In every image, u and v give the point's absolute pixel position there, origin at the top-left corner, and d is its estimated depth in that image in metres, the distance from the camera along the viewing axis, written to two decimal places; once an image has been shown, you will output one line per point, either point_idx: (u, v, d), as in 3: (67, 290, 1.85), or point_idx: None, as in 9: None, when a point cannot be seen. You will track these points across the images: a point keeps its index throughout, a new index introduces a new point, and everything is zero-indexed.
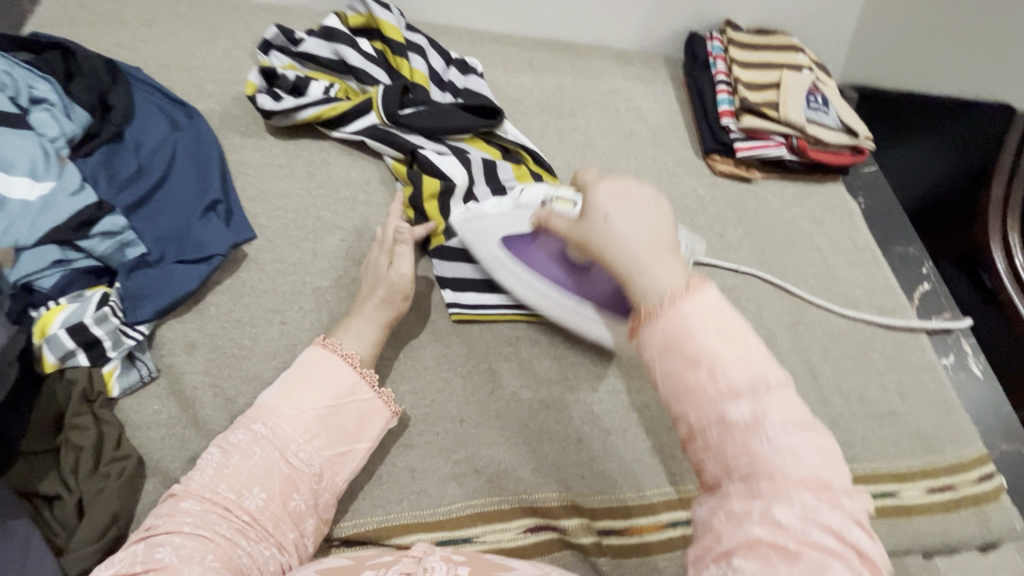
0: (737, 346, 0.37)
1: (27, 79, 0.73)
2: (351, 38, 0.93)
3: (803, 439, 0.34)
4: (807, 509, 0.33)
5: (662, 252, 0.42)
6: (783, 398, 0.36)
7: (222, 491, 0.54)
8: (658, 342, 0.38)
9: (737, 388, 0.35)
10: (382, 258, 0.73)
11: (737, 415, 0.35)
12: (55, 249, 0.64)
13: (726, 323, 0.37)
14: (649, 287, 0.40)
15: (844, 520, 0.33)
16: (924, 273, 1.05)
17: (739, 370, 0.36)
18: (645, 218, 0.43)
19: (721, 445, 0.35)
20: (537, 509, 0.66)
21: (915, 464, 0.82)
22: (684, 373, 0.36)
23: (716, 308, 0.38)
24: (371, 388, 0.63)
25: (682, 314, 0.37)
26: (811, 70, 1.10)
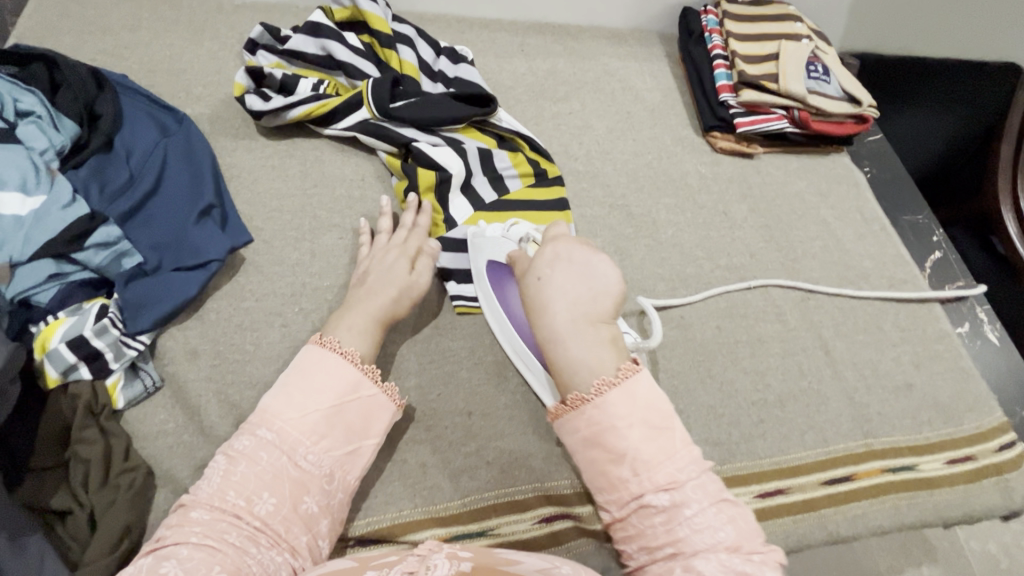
0: (658, 438, 0.54)
1: (12, 92, 0.72)
2: (338, 32, 0.91)
3: (712, 510, 0.51)
4: (719, 560, 0.48)
5: (591, 331, 0.58)
6: (701, 485, 0.52)
7: (231, 498, 0.53)
8: (585, 433, 0.56)
9: (656, 478, 0.52)
10: (404, 265, 0.72)
11: (656, 499, 0.52)
12: (50, 262, 0.62)
13: (650, 416, 0.55)
14: (583, 380, 0.56)
15: (752, 567, 0.48)
16: (935, 241, 1.03)
17: (658, 459, 0.53)
18: (585, 295, 0.58)
19: (646, 522, 0.52)
20: (551, 497, 0.66)
21: (934, 435, 0.81)
22: (611, 463, 0.55)
23: (641, 401, 0.55)
24: (375, 384, 0.62)
25: (609, 408, 0.54)
26: (810, 38, 1.07)
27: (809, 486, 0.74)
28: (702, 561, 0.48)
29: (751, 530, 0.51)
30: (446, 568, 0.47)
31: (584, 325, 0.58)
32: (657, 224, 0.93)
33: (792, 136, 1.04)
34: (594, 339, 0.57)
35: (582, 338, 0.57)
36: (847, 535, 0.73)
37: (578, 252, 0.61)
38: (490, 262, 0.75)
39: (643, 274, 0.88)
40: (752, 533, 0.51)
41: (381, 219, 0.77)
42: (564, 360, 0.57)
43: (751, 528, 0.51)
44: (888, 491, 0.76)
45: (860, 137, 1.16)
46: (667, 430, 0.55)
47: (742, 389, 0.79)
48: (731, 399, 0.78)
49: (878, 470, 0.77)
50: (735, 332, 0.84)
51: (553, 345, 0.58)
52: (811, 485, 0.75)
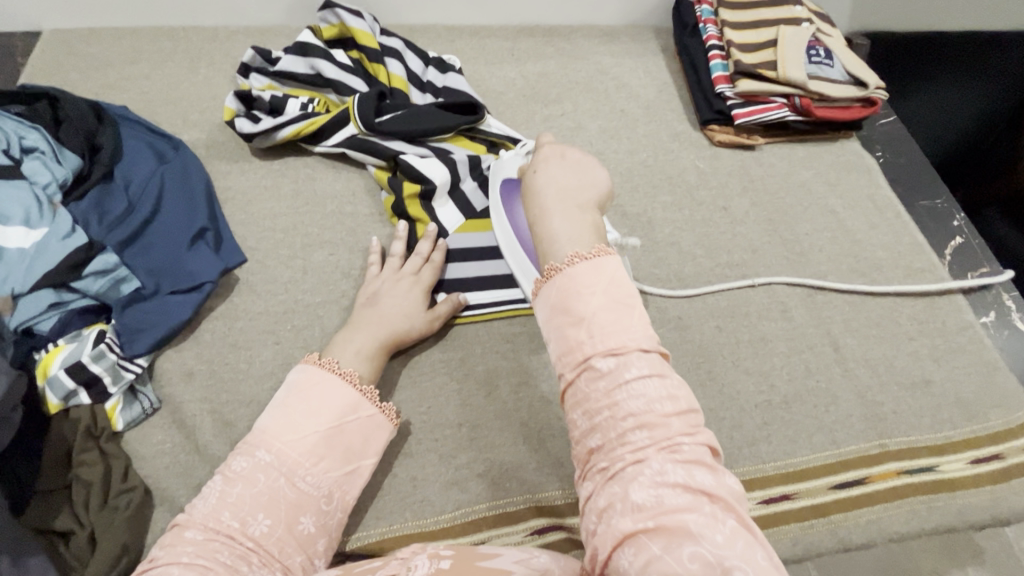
0: (619, 311, 0.51)
1: (18, 131, 0.76)
2: (325, 50, 0.92)
3: (653, 392, 0.48)
4: (652, 474, 0.45)
5: (577, 211, 0.58)
6: (648, 359, 0.49)
7: (225, 519, 0.53)
8: (556, 302, 0.52)
9: (607, 343, 0.49)
10: (419, 297, 0.73)
11: (604, 365, 0.49)
12: (50, 292, 0.65)
13: (613, 289, 0.52)
14: (559, 250, 0.55)
15: (691, 472, 0.45)
16: (956, 226, 0.97)
17: (611, 327, 0.50)
18: (574, 183, 0.60)
19: (590, 392, 0.49)
20: (543, 508, 0.65)
21: (956, 434, 0.76)
22: (570, 330, 0.51)
23: (608, 275, 0.52)
24: (374, 403, 0.62)
25: (576, 275, 0.52)
26: (811, 22, 1.02)
27: (817, 491, 0.71)
28: (638, 487, 0.45)
29: (692, 424, 0.48)
30: (426, 568, 0.47)
31: (570, 208, 0.58)
32: (653, 223, 0.91)
33: (795, 125, 1.00)
34: (579, 219, 0.57)
35: (565, 214, 0.57)
36: (862, 542, 0.69)
37: (578, 156, 0.62)
38: (505, 178, 0.79)
39: (639, 276, 0.86)
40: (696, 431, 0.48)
41: (394, 244, 0.77)
42: (544, 231, 0.57)
43: (693, 423, 0.48)
44: (904, 495, 0.72)
45: (871, 120, 1.10)
46: (629, 309, 0.51)
47: (745, 391, 0.77)
48: (733, 401, 0.76)
49: (893, 472, 0.73)
50: (737, 331, 0.81)
51: (538, 219, 0.58)
52: (820, 489, 0.71)
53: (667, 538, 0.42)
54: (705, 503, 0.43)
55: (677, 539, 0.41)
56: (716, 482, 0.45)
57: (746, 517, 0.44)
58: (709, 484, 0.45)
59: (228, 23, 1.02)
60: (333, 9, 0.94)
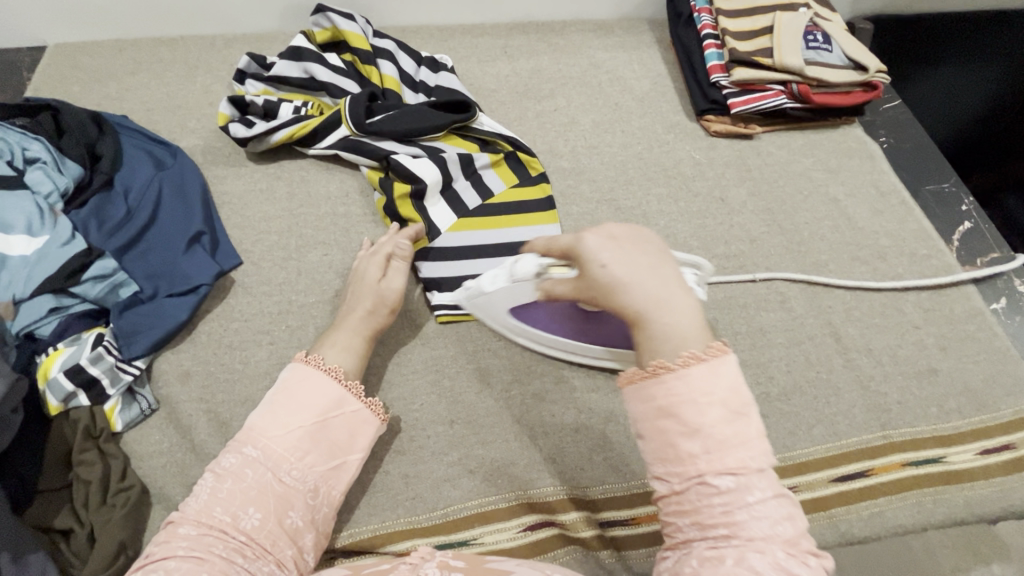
0: (735, 423, 0.42)
1: (21, 142, 0.77)
2: (318, 54, 0.93)
3: (777, 507, 0.40)
4: (776, 563, 0.39)
5: (678, 299, 0.45)
6: (770, 478, 0.41)
7: (217, 514, 0.54)
8: (664, 406, 0.42)
9: (725, 461, 0.41)
10: (373, 271, 0.73)
11: (722, 482, 0.41)
12: (50, 297, 0.67)
13: (731, 399, 0.42)
14: (665, 349, 0.43)
15: (811, 571, 0.39)
16: (965, 210, 0.94)
17: (731, 440, 0.41)
18: (651, 270, 0.45)
19: (703, 502, 0.41)
20: (535, 503, 0.65)
21: (964, 425, 0.74)
22: (680, 440, 0.42)
23: (727, 382, 0.42)
24: (358, 399, 0.63)
25: (690, 380, 0.42)
26: (809, 6, 1.00)
27: (817, 483, 0.70)
28: (757, 556, 0.39)
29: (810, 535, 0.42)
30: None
31: (669, 291, 0.45)
32: (648, 216, 0.90)
33: (794, 112, 0.98)
34: (681, 304, 0.44)
35: (669, 301, 0.44)
36: (864, 536, 0.68)
37: (629, 232, 0.48)
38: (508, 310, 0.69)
39: None
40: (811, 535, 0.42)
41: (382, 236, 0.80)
42: (651, 333, 0.44)
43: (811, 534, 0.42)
44: (909, 487, 0.70)
45: (874, 105, 1.07)
46: (748, 419, 0.42)
47: None
48: None
49: (897, 464, 0.71)
50: (734, 324, 0.80)
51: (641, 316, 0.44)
52: (820, 482, 0.70)
53: None
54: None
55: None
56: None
57: None
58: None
59: (224, 30, 1.04)
60: (325, 13, 0.95)
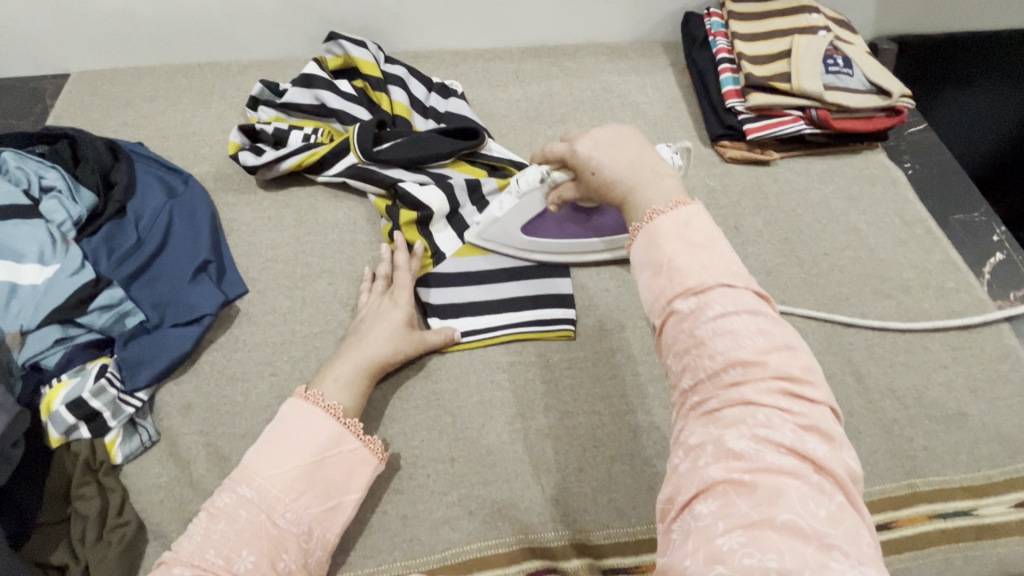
0: (698, 253, 0.46)
1: (38, 170, 0.78)
2: (329, 81, 0.94)
3: (750, 335, 0.42)
4: (755, 424, 0.38)
5: (654, 174, 0.52)
6: (737, 298, 0.43)
7: (209, 556, 0.52)
8: (643, 256, 0.48)
9: (689, 283, 0.44)
10: (402, 316, 0.72)
11: (687, 307, 0.44)
12: (57, 328, 0.67)
13: (691, 233, 0.47)
14: (639, 212, 0.51)
15: (798, 434, 0.38)
16: (996, 241, 0.89)
17: (696, 267, 0.45)
18: (631, 156, 0.54)
19: (676, 336, 0.44)
20: (537, 549, 0.63)
21: (995, 474, 0.69)
22: (652, 279, 0.47)
23: (689, 221, 0.47)
24: (357, 437, 0.62)
25: (656, 227, 0.48)
26: (830, 29, 0.97)
27: None
28: (736, 433, 0.39)
29: (795, 364, 0.41)
30: None
31: (647, 172, 0.53)
32: None
33: (812, 138, 0.95)
34: (655, 178, 0.52)
35: (644, 180, 0.52)
36: None
37: (609, 131, 0.57)
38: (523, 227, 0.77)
39: None
40: (810, 388, 0.41)
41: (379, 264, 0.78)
42: (636, 201, 0.51)
43: (796, 364, 0.41)
44: (936, 542, 0.66)
45: (898, 129, 1.04)
46: (713, 245, 0.46)
47: None
48: None
49: (924, 516, 0.67)
50: None
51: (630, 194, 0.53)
52: None
53: (759, 505, 0.35)
54: (812, 471, 0.37)
55: (770, 502, 0.35)
56: (830, 451, 0.38)
57: (855, 496, 0.38)
58: (822, 453, 0.38)
59: (240, 57, 1.05)
60: (336, 40, 0.96)
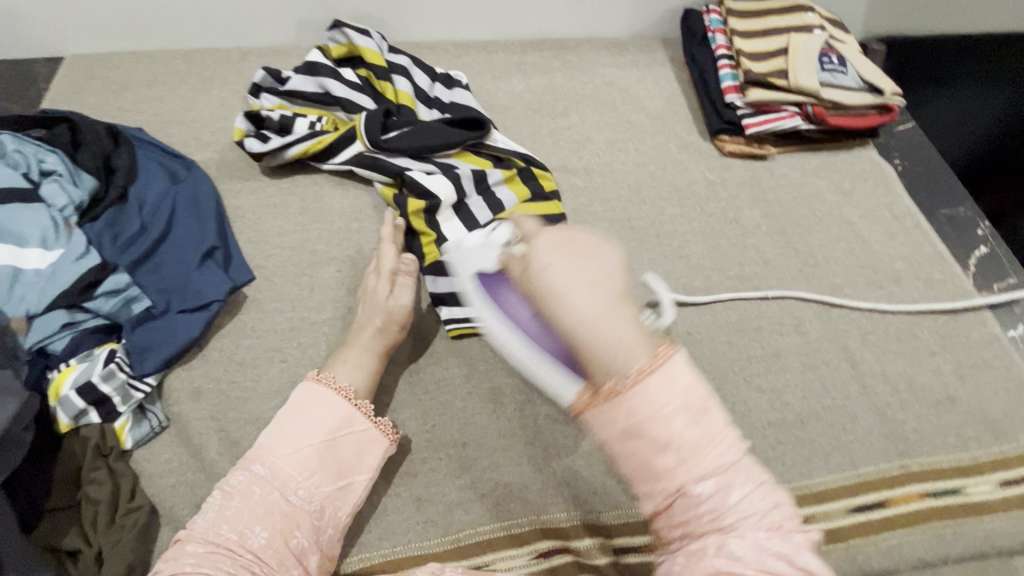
0: (699, 428, 0.43)
1: (37, 154, 0.77)
2: (334, 69, 0.93)
3: (759, 499, 0.43)
4: (756, 548, 0.42)
5: (616, 311, 0.46)
6: (743, 469, 0.44)
7: (225, 533, 0.53)
8: (625, 423, 0.43)
9: (700, 465, 0.43)
10: (384, 287, 0.72)
11: (699, 488, 0.43)
12: (63, 312, 0.67)
13: (692, 398, 0.44)
14: (615, 367, 0.44)
15: (795, 551, 0.42)
16: (979, 235, 0.93)
17: (697, 442, 0.43)
18: (591, 271, 0.46)
19: (688, 514, 0.44)
20: (549, 530, 0.64)
21: (982, 455, 0.73)
22: (651, 454, 0.43)
23: (683, 384, 0.44)
24: (368, 418, 0.62)
25: (646, 395, 0.43)
26: (825, 28, 1.00)
27: (835, 513, 0.68)
28: (737, 540, 0.42)
29: (783, 503, 0.44)
30: None
31: (609, 309, 0.46)
32: (662, 236, 0.89)
33: (808, 133, 0.98)
34: (624, 319, 0.46)
35: (610, 319, 0.45)
36: (882, 569, 0.66)
37: (586, 239, 0.48)
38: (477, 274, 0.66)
39: (645, 289, 0.84)
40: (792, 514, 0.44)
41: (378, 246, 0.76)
42: (595, 349, 0.45)
43: (784, 502, 0.44)
44: (927, 520, 0.69)
45: (888, 127, 1.07)
46: (710, 410, 0.44)
47: (758, 409, 0.74)
48: (746, 420, 0.73)
49: (915, 495, 0.70)
50: (749, 346, 0.79)
51: (580, 328, 0.45)
52: (836, 512, 0.69)
53: None
54: None
55: None
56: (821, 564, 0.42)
57: None
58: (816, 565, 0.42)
59: (240, 44, 1.04)
60: (341, 29, 0.95)
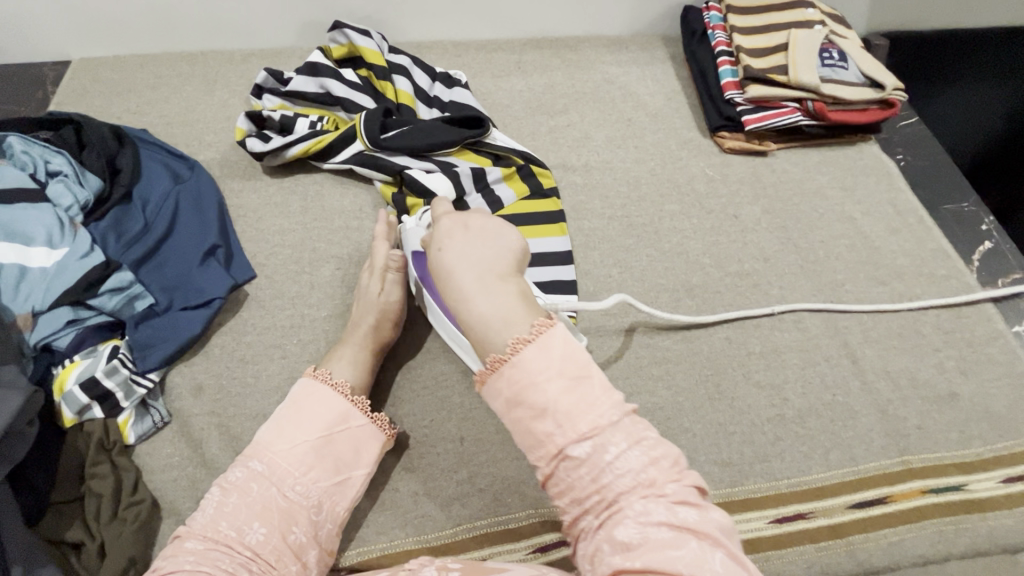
0: (578, 391, 0.48)
1: (44, 155, 0.78)
2: (334, 69, 0.94)
3: (634, 456, 0.47)
4: (636, 515, 0.45)
5: (499, 286, 0.53)
6: (622, 429, 0.48)
7: (223, 529, 0.53)
8: (509, 390, 0.49)
9: (578, 428, 0.47)
10: (375, 286, 0.72)
11: (579, 452, 0.47)
12: (67, 309, 0.68)
13: (568, 368, 0.49)
14: (498, 337, 0.51)
15: (676, 513, 0.45)
16: (984, 230, 0.92)
17: (574, 407, 0.48)
18: (484, 254, 0.55)
19: (573, 477, 0.48)
20: (549, 523, 0.65)
21: (985, 451, 0.72)
22: (535, 424, 0.49)
23: (558, 352, 0.49)
24: (364, 414, 0.63)
25: (523, 363, 0.49)
26: (825, 24, 0.99)
27: (835, 509, 0.68)
28: (623, 526, 0.45)
29: (666, 467, 0.47)
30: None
31: (493, 281, 0.53)
32: (661, 233, 0.89)
33: (809, 129, 0.97)
34: (503, 294, 0.53)
35: (487, 291, 0.53)
36: (882, 566, 0.66)
37: (484, 223, 0.58)
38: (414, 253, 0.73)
39: (644, 286, 0.84)
40: (679, 478, 0.47)
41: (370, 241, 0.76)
42: (480, 320, 0.52)
43: (667, 466, 0.47)
44: (930, 516, 0.68)
45: (891, 122, 1.06)
46: (586, 379, 0.49)
47: (757, 405, 0.74)
48: (745, 415, 0.73)
49: (917, 491, 0.69)
50: (748, 343, 0.79)
51: (461, 302, 0.53)
52: (837, 509, 0.68)
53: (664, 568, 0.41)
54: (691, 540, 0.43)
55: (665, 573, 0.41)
56: (702, 517, 0.45)
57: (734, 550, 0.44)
58: (694, 521, 0.44)
59: (243, 46, 1.05)
60: (342, 29, 0.95)
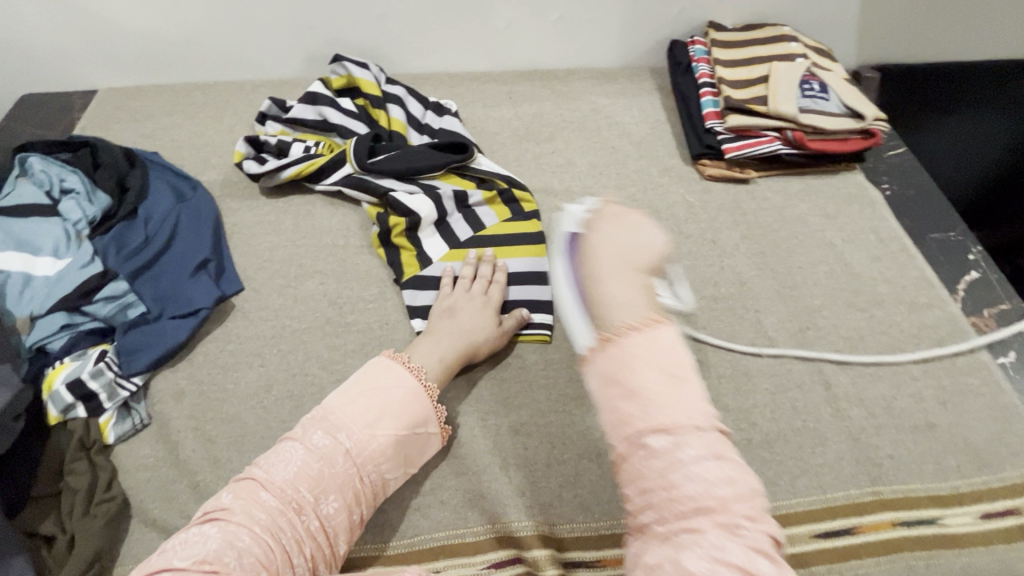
0: (672, 384, 0.48)
1: (60, 174, 0.85)
2: (333, 98, 1.00)
3: (718, 474, 0.45)
4: (709, 548, 0.42)
5: (630, 275, 0.56)
6: (706, 437, 0.46)
7: (301, 491, 0.56)
8: (607, 369, 0.50)
9: (658, 419, 0.47)
10: (492, 315, 0.76)
11: (656, 443, 0.46)
12: (63, 314, 0.73)
13: (670, 364, 0.49)
14: (611, 318, 0.53)
15: (749, 557, 0.42)
16: (971, 260, 0.90)
17: (665, 402, 0.47)
18: (628, 245, 0.59)
19: (644, 467, 0.46)
20: (506, 539, 0.65)
21: (963, 484, 0.70)
22: (620, 403, 0.48)
23: (664, 348, 0.50)
24: (440, 421, 0.65)
25: (626, 344, 0.50)
26: (807, 57, 1.02)
27: (799, 538, 0.66)
28: (692, 555, 0.43)
29: (751, 504, 0.45)
30: None
31: (624, 272, 0.56)
32: None
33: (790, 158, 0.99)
34: (630, 282, 0.55)
35: (616, 277, 0.56)
36: None
37: (635, 221, 0.62)
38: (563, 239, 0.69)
39: None
40: (759, 516, 0.45)
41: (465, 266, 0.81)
42: (603, 299, 0.54)
43: (752, 503, 0.45)
44: (901, 550, 0.66)
45: (878, 151, 1.07)
46: (684, 381, 0.49)
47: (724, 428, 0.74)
48: None
49: (888, 523, 0.67)
50: (719, 366, 0.79)
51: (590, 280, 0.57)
52: (802, 537, 0.67)
53: None
54: None
55: None
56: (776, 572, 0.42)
57: None
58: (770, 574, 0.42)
59: (253, 77, 1.13)
60: (341, 62, 1.02)
